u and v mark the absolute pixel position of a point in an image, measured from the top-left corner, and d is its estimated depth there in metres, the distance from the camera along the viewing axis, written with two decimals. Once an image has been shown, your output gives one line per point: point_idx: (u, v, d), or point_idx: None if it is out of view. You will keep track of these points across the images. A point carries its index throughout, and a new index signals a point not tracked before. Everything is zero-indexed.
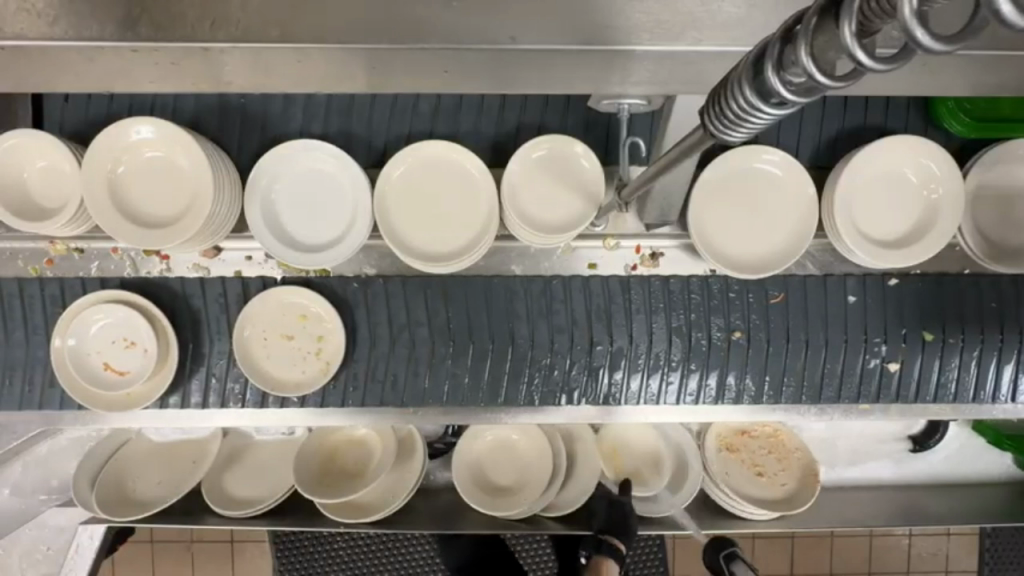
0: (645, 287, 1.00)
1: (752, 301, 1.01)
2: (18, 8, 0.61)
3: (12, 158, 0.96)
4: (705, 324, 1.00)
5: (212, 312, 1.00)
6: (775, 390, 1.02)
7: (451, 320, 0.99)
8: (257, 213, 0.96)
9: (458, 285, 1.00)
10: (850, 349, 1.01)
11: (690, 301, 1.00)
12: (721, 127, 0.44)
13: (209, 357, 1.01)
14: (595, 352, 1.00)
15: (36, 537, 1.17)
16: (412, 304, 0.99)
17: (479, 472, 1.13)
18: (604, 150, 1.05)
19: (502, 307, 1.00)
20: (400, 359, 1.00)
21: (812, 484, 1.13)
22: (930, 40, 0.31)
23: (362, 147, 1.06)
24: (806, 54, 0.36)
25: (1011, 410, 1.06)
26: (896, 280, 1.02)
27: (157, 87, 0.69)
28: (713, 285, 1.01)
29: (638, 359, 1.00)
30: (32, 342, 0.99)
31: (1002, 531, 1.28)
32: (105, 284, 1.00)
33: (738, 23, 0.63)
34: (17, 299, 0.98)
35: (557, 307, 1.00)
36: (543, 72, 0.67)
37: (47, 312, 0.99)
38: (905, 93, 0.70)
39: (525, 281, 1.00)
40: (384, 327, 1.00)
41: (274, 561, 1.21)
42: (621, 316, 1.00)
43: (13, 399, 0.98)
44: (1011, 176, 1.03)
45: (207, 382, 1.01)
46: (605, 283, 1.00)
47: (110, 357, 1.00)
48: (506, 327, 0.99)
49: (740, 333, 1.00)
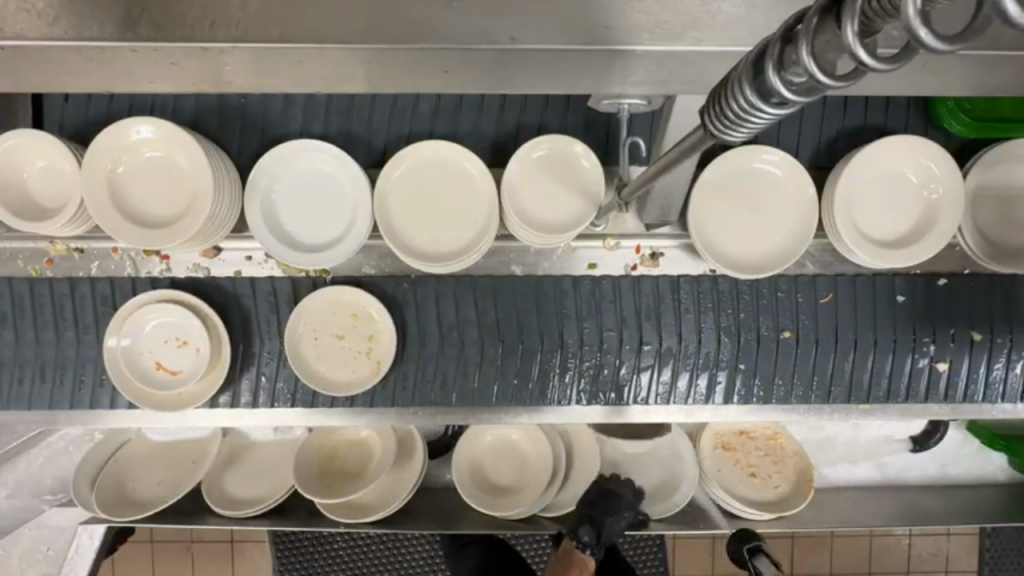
0: (694, 285, 1.02)
1: (801, 301, 1.02)
2: (18, 8, 0.61)
3: (12, 157, 0.96)
4: (754, 324, 1.02)
5: (263, 312, 1.01)
6: (820, 390, 1.03)
7: (501, 320, 1.01)
8: (257, 213, 0.96)
9: (509, 285, 1.01)
10: (898, 349, 1.03)
11: (739, 301, 1.02)
12: (722, 127, 0.44)
13: (259, 357, 1.02)
14: (644, 351, 1.01)
15: (36, 537, 1.17)
16: (463, 303, 1.01)
17: (478, 471, 1.13)
18: (605, 150, 1.05)
19: (554, 308, 1.01)
20: (451, 359, 1.01)
21: (805, 489, 1.13)
22: (934, 39, 0.31)
23: (362, 146, 1.06)
24: (807, 54, 0.36)
25: (1012, 410, 1.06)
26: (945, 280, 1.03)
27: (157, 87, 0.69)
28: (763, 285, 1.02)
29: (691, 359, 1.02)
30: (84, 342, 1.00)
31: (1003, 532, 1.28)
32: (155, 284, 1.01)
33: (738, 23, 0.63)
34: (69, 301, 1.00)
35: (606, 306, 1.01)
36: (544, 72, 0.67)
37: (98, 312, 1.00)
38: (906, 92, 0.69)
39: (576, 281, 1.01)
40: (434, 326, 1.01)
41: (274, 560, 1.21)
42: (670, 316, 1.01)
43: (39, 400, 1.00)
44: (1011, 176, 1.03)
45: (257, 382, 1.02)
46: (654, 283, 1.02)
47: (163, 357, 1.00)
48: (557, 328, 1.01)
49: (790, 333, 1.02)
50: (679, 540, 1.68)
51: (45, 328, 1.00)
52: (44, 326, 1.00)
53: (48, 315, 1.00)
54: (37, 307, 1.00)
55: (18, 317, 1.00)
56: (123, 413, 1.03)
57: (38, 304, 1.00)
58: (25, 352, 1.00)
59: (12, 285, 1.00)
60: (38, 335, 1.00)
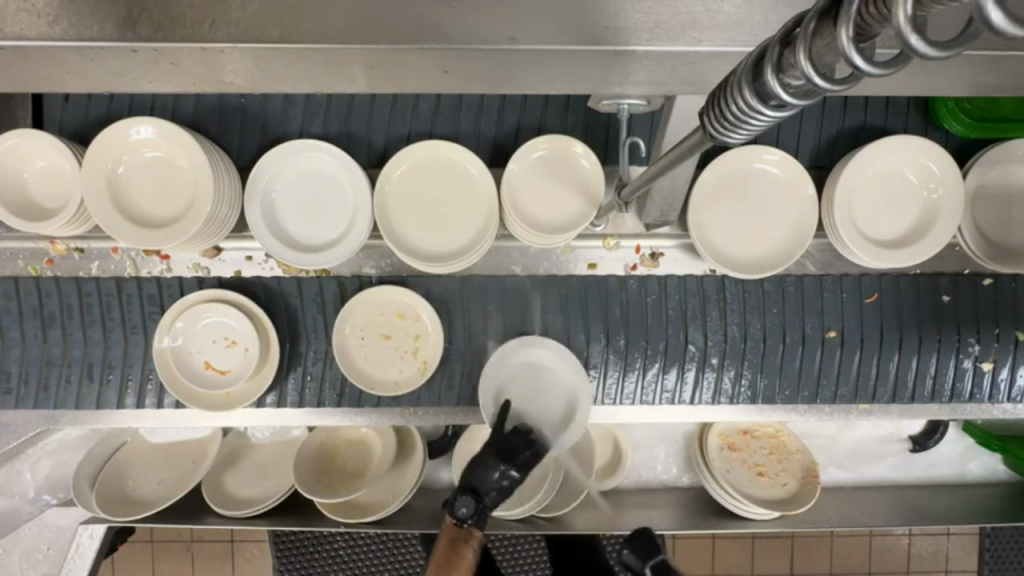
0: (739, 287, 1.02)
1: (846, 301, 1.02)
2: (17, 8, 0.61)
3: (12, 157, 0.96)
4: (799, 325, 1.02)
5: (309, 312, 1.01)
6: (864, 390, 1.04)
7: (548, 320, 1.01)
8: (257, 213, 0.96)
9: (555, 285, 1.01)
10: (943, 349, 1.03)
11: (784, 300, 1.02)
12: (720, 129, 0.44)
13: (306, 357, 1.02)
14: (689, 352, 1.01)
15: (37, 536, 1.16)
16: (509, 304, 1.01)
17: None
18: (604, 150, 1.05)
19: (600, 309, 1.01)
20: None
21: (812, 484, 1.13)
22: (924, 47, 0.31)
23: (361, 146, 1.06)
24: (805, 58, 0.35)
25: (1012, 410, 1.06)
26: (992, 280, 1.04)
27: (156, 86, 0.69)
28: (808, 284, 1.02)
29: (740, 358, 1.02)
30: (131, 341, 1.00)
31: (1002, 532, 1.28)
32: (202, 284, 1.01)
33: (737, 24, 0.63)
34: (116, 301, 1.00)
35: (651, 305, 1.01)
36: (544, 70, 0.67)
37: (145, 312, 1.00)
38: (904, 91, 0.69)
39: (622, 280, 1.01)
40: (480, 327, 1.01)
41: (273, 561, 1.21)
42: (715, 316, 1.02)
43: (40, 401, 1.01)
44: (1009, 176, 1.03)
45: (303, 382, 1.02)
46: (699, 283, 1.02)
47: (212, 357, 1.01)
48: (603, 328, 1.01)
49: (835, 333, 1.02)
50: (679, 540, 1.68)
51: (93, 328, 1.00)
52: (91, 326, 1.00)
53: (95, 313, 1.00)
54: (85, 305, 1.00)
55: (65, 317, 1.00)
56: (122, 412, 1.02)
57: (85, 304, 1.00)
58: (72, 353, 1.00)
59: (24, 285, 1.00)
60: (85, 334, 1.00)
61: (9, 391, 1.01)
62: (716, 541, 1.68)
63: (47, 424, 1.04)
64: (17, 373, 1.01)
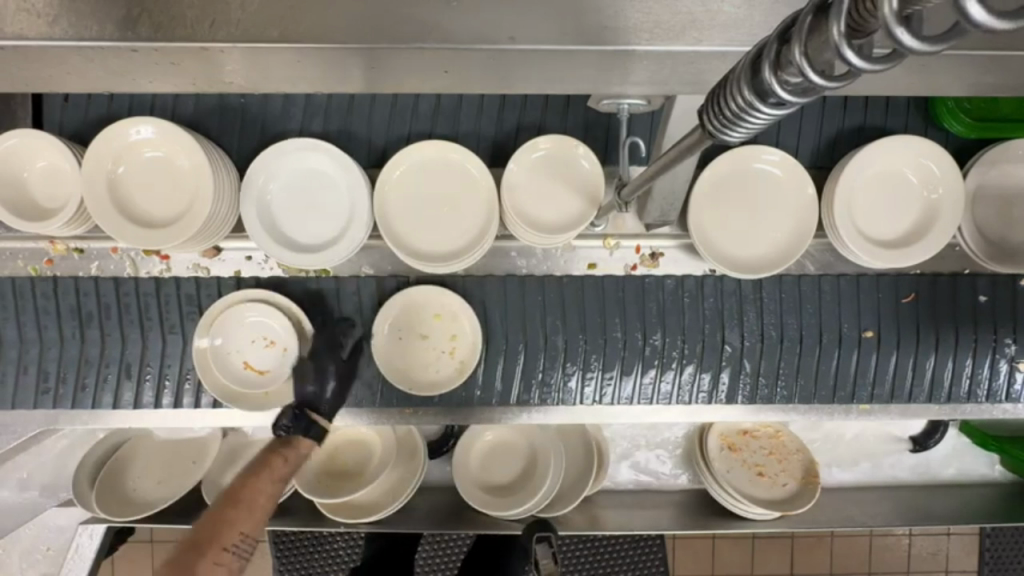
0: (777, 286, 1.02)
1: (881, 301, 1.02)
2: (17, 8, 0.61)
3: (11, 157, 0.96)
4: (836, 325, 1.02)
5: (347, 313, 1.01)
6: (900, 391, 1.04)
7: (584, 320, 1.00)
8: (254, 211, 0.96)
9: (594, 285, 1.01)
10: (980, 349, 1.03)
11: (821, 300, 1.02)
12: (720, 126, 0.44)
13: (342, 356, 1.01)
14: (726, 352, 1.01)
15: (36, 536, 1.16)
16: (548, 303, 1.00)
17: (481, 472, 1.14)
18: (604, 150, 1.05)
19: (637, 308, 1.01)
20: (532, 358, 1.01)
21: (812, 484, 1.13)
22: (908, 38, 0.31)
23: (361, 146, 1.06)
24: (800, 54, 0.35)
25: (1013, 410, 1.06)
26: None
27: (156, 86, 0.69)
28: (844, 283, 1.02)
29: (777, 358, 1.02)
30: (169, 342, 1.00)
31: (1002, 532, 1.28)
32: (239, 284, 1.00)
33: (737, 23, 0.63)
34: (154, 300, 1.00)
35: (687, 306, 1.01)
36: (544, 70, 0.67)
37: (183, 312, 1.00)
38: (905, 89, 0.69)
39: (659, 280, 1.01)
40: (515, 326, 1.00)
41: (274, 561, 1.19)
42: (752, 315, 1.02)
43: (38, 399, 1.00)
44: (1009, 175, 1.03)
45: (340, 382, 1.01)
46: (737, 284, 1.02)
47: (249, 356, 1.00)
48: (640, 327, 1.01)
49: (872, 333, 1.02)
50: (679, 540, 1.68)
51: (131, 328, 0.99)
52: (130, 326, 0.99)
53: (133, 313, 0.99)
54: (123, 305, 0.99)
55: (103, 317, 0.99)
56: (120, 414, 1.02)
57: (124, 303, 0.99)
58: (111, 353, 1.00)
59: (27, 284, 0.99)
60: (123, 335, 0.99)
61: (47, 391, 1.00)
62: (717, 541, 1.69)
63: (46, 425, 1.03)
64: (21, 372, 1.00)
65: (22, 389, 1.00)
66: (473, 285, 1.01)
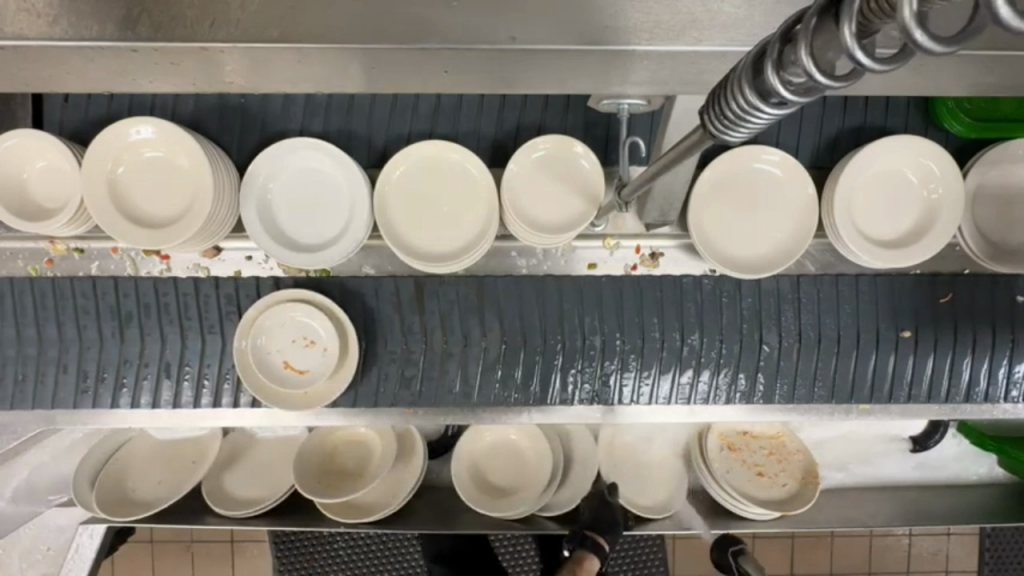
0: (814, 285, 1.02)
1: (919, 302, 1.03)
2: (18, 8, 0.61)
3: (11, 157, 0.96)
4: (874, 325, 1.02)
5: (385, 312, 1.00)
6: (936, 392, 1.04)
7: (622, 319, 1.00)
8: (253, 213, 0.96)
9: (634, 285, 1.01)
10: (1017, 348, 1.03)
11: (859, 298, 1.02)
12: (721, 127, 0.44)
13: (382, 357, 1.00)
14: (762, 352, 1.01)
15: (35, 537, 1.16)
16: (587, 303, 1.00)
17: (499, 472, 1.14)
18: (604, 150, 1.05)
19: (674, 308, 1.00)
20: (572, 359, 1.00)
21: (812, 484, 1.13)
22: (929, 40, 0.31)
23: (362, 146, 1.06)
24: (806, 55, 0.35)
25: (1012, 410, 1.06)
26: None
27: (157, 86, 0.69)
28: (882, 283, 1.02)
29: (814, 358, 1.02)
30: (207, 341, 0.99)
31: (1002, 532, 1.28)
32: (269, 285, 0.99)
33: (736, 24, 0.63)
34: (193, 300, 0.99)
35: (725, 306, 1.01)
36: (544, 69, 0.67)
37: (222, 311, 0.99)
38: (905, 88, 0.69)
39: (696, 280, 1.01)
40: (553, 327, 1.00)
41: (274, 561, 1.20)
42: (789, 315, 1.01)
43: (31, 400, 0.99)
44: (1009, 175, 1.03)
45: (381, 382, 1.00)
46: (775, 283, 1.01)
47: (290, 356, 0.97)
48: (678, 326, 1.00)
49: (909, 333, 1.02)
50: (679, 540, 1.68)
51: (170, 328, 0.99)
52: (169, 326, 0.99)
53: (172, 313, 0.99)
54: (162, 305, 0.99)
55: (143, 317, 0.99)
56: (120, 415, 1.02)
57: (163, 303, 0.99)
58: (150, 353, 0.99)
59: (23, 283, 0.99)
60: (162, 335, 0.99)
61: (86, 390, 0.99)
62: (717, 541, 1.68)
63: (46, 425, 1.03)
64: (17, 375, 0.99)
65: (19, 390, 0.99)
66: (509, 286, 1.00)
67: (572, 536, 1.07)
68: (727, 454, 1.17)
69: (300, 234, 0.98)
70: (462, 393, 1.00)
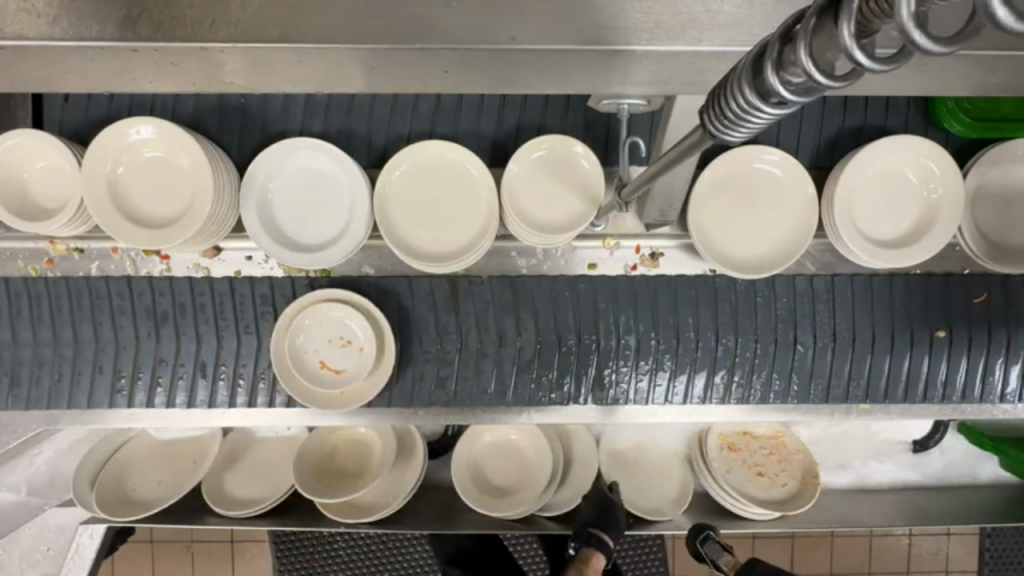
0: (833, 284, 1.02)
1: (954, 303, 1.03)
2: (18, 8, 0.61)
3: (11, 157, 0.96)
4: (909, 325, 1.02)
5: (419, 310, 1.00)
6: (970, 391, 1.04)
7: (657, 319, 1.00)
8: (252, 214, 0.96)
9: (669, 284, 1.01)
10: None
11: (893, 297, 1.02)
12: (721, 127, 0.44)
13: (417, 357, 1.00)
14: (797, 351, 1.01)
15: (35, 536, 1.16)
16: (623, 303, 1.00)
17: (513, 471, 1.14)
18: (604, 150, 1.05)
19: (709, 308, 1.00)
20: (607, 358, 1.00)
21: (812, 484, 1.13)
22: (927, 41, 0.31)
23: (362, 146, 1.06)
24: (806, 55, 0.35)
25: (1013, 410, 1.06)
26: None
27: (156, 86, 0.69)
28: (916, 282, 1.03)
29: (848, 358, 1.02)
30: (243, 342, 0.99)
31: (1003, 532, 1.28)
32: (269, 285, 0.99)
33: (736, 24, 0.63)
34: (229, 300, 0.99)
35: (760, 306, 1.01)
36: (544, 69, 0.67)
37: (258, 312, 0.99)
38: (905, 88, 0.69)
39: (731, 281, 1.01)
40: (590, 327, 1.00)
41: (274, 561, 1.20)
42: (825, 316, 1.02)
43: (32, 400, 0.99)
44: (1009, 175, 1.03)
45: (417, 381, 1.00)
46: (809, 283, 1.02)
47: (328, 356, 0.97)
48: (713, 326, 1.00)
49: (944, 332, 1.02)
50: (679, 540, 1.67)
51: (207, 327, 0.99)
52: (205, 326, 0.99)
53: (208, 313, 0.99)
54: (199, 305, 0.99)
55: (179, 317, 0.99)
56: (118, 415, 1.02)
57: (200, 303, 0.99)
58: (185, 353, 0.99)
59: (23, 283, 0.99)
60: (198, 335, 0.99)
61: (122, 390, 0.99)
62: None
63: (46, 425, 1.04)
64: (16, 375, 0.99)
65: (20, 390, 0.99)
66: (543, 286, 1.00)
67: (577, 535, 1.05)
68: (727, 454, 1.17)
69: (301, 233, 0.98)
70: (489, 394, 1.01)
